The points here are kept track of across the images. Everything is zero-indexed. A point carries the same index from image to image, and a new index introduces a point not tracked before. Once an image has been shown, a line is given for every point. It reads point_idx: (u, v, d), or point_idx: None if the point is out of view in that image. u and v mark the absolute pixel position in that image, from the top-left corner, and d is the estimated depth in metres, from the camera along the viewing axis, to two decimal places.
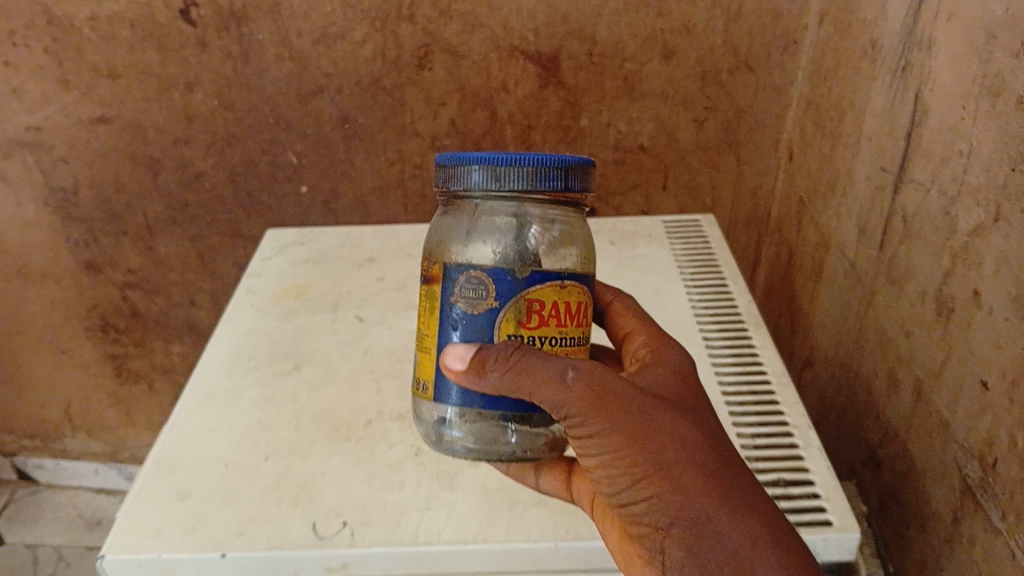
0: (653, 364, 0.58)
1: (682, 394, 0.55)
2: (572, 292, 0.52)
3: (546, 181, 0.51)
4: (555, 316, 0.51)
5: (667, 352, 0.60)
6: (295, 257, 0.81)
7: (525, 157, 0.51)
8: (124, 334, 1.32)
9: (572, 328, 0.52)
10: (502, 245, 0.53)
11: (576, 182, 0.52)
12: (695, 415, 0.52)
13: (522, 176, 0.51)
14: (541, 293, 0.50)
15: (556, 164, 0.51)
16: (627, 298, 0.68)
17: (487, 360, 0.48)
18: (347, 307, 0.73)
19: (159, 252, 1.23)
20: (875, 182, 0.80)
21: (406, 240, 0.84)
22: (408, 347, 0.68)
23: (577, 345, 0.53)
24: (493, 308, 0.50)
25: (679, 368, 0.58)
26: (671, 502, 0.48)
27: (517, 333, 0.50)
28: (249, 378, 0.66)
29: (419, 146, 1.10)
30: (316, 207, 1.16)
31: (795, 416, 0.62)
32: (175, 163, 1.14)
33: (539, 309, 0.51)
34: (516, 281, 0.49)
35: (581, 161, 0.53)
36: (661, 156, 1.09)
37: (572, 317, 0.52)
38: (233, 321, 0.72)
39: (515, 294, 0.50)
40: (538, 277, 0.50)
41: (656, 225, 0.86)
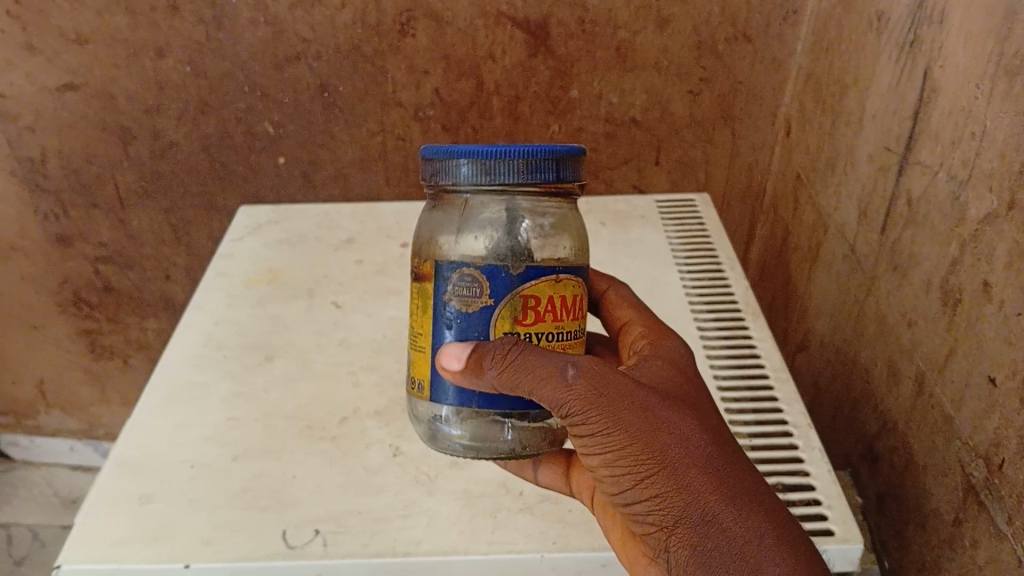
0: (651, 358, 0.55)
1: (681, 387, 0.52)
2: (568, 286, 0.49)
3: (537, 173, 0.49)
4: (551, 312, 0.48)
5: (664, 344, 0.57)
6: (269, 238, 0.77)
7: (516, 149, 0.48)
8: (97, 309, 1.27)
9: (568, 323, 0.50)
10: (493, 239, 0.50)
11: (568, 173, 0.50)
12: (701, 412, 0.50)
13: (512, 169, 0.48)
14: (537, 289, 0.48)
15: (547, 156, 0.48)
16: (622, 287, 0.66)
17: (482, 358, 0.46)
18: (324, 292, 0.70)
19: (132, 224, 1.18)
20: (878, 163, 0.76)
21: (386, 221, 0.80)
22: (387, 336, 0.65)
23: (574, 340, 0.51)
24: (488, 305, 0.48)
25: (676, 360, 0.55)
26: (675, 501, 0.46)
27: (513, 331, 0.48)
28: (219, 371, 0.62)
29: (402, 118, 1.05)
30: (295, 180, 1.11)
31: (795, 416, 0.60)
32: (147, 133, 1.09)
33: (535, 305, 0.48)
34: (511, 278, 0.47)
35: (573, 151, 0.50)
36: (654, 129, 1.05)
37: (568, 312, 0.50)
38: (202, 307, 0.68)
39: (510, 292, 0.47)
40: (534, 272, 0.47)
41: (648, 205, 0.82)
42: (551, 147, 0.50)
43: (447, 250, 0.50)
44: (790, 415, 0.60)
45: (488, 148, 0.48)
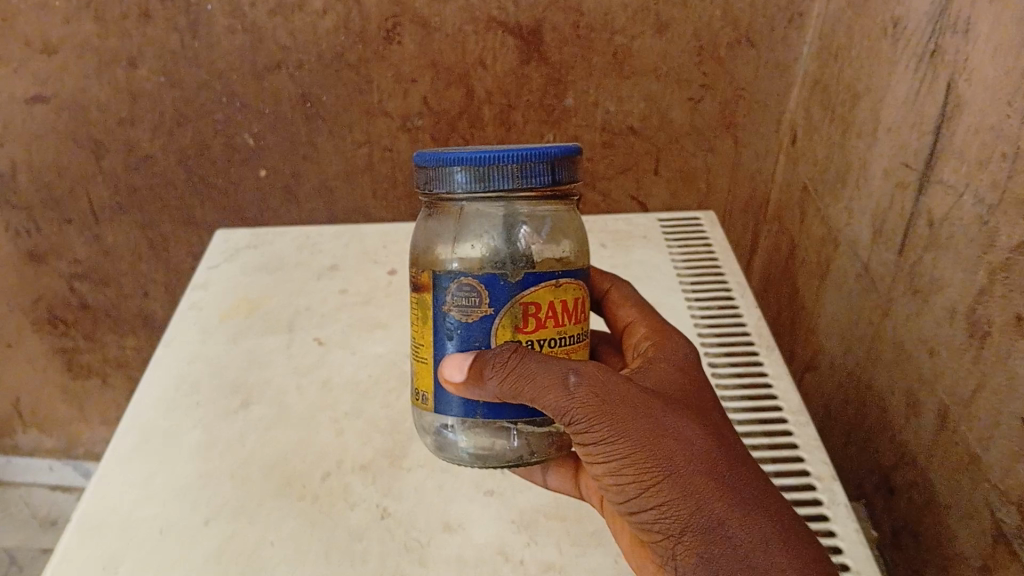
0: (658, 366, 0.51)
1: (692, 394, 0.49)
2: (569, 290, 0.46)
3: (533, 177, 0.45)
4: (553, 318, 0.46)
5: (673, 357, 0.53)
6: (247, 264, 0.72)
7: (509, 154, 0.44)
8: (73, 327, 1.20)
9: (570, 327, 0.47)
10: (490, 246, 0.47)
11: (564, 175, 0.46)
12: (711, 420, 0.47)
13: (505, 175, 0.44)
14: (538, 295, 0.45)
15: (541, 159, 0.45)
16: (625, 286, 0.62)
17: (485, 363, 0.43)
18: (305, 327, 0.65)
19: (107, 240, 1.12)
20: (894, 179, 0.72)
21: (372, 244, 0.75)
22: (373, 376, 0.60)
23: (579, 342, 0.48)
24: (488, 315, 0.45)
25: (681, 367, 0.51)
26: (681, 509, 0.43)
27: (516, 337, 0.45)
28: (190, 418, 0.57)
29: (388, 127, 1.00)
30: (276, 193, 1.06)
31: (817, 466, 0.55)
32: (121, 145, 1.03)
33: (536, 312, 0.45)
34: (511, 286, 0.44)
35: (569, 150, 0.46)
36: (653, 138, 0.99)
37: (570, 316, 0.47)
38: (174, 343, 0.63)
39: (512, 300, 0.44)
40: (534, 278, 0.44)
41: (651, 224, 0.77)
42: (545, 148, 0.46)
43: (445, 258, 0.47)
44: (812, 464, 0.55)
45: (481, 153, 0.44)
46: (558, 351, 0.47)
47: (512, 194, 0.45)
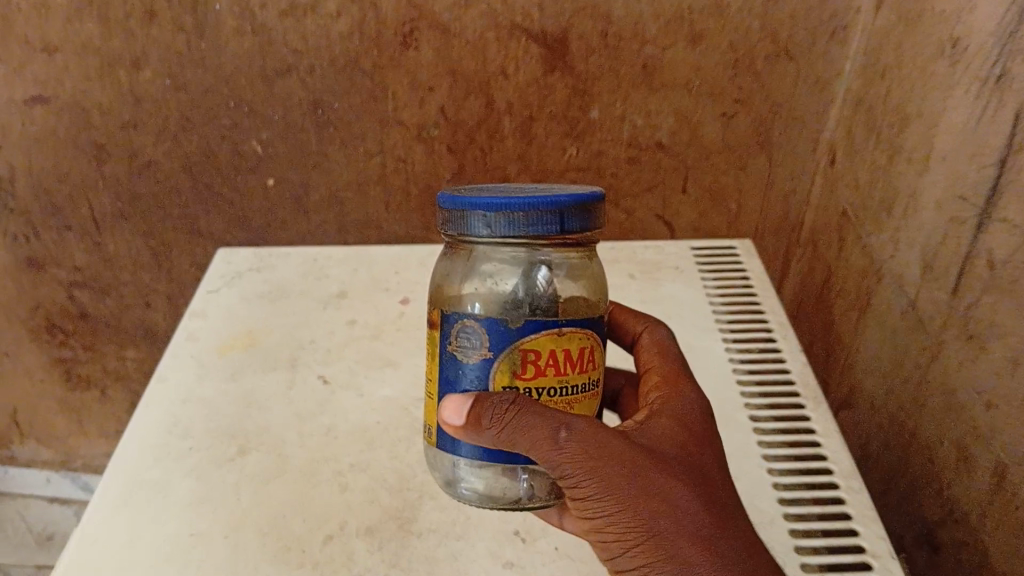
0: (672, 424, 0.45)
1: (691, 449, 0.44)
2: (575, 337, 0.41)
3: (540, 226, 0.41)
4: (554, 368, 0.41)
5: (679, 413, 0.46)
6: (249, 290, 0.68)
7: (514, 202, 0.40)
8: (72, 337, 1.15)
9: (577, 378, 0.42)
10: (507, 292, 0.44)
11: (576, 225, 0.42)
12: (705, 475, 0.43)
13: (511, 223, 0.41)
14: (538, 343, 0.40)
15: (549, 208, 0.41)
16: (659, 326, 0.56)
17: (486, 402, 0.40)
18: (308, 363, 0.60)
19: (108, 249, 1.07)
20: (947, 210, 0.67)
21: (381, 270, 0.71)
22: (381, 424, 0.55)
23: (587, 393, 0.43)
24: (486, 359, 0.41)
25: (681, 420, 0.46)
26: (662, 572, 0.41)
27: (514, 384, 0.41)
28: (182, 465, 0.52)
29: (403, 136, 0.94)
30: (284, 204, 1.00)
31: (871, 542, 0.47)
32: (123, 151, 0.98)
33: (536, 360, 0.41)
34: (510, 332, 0.40)
35: (583, 198, 0.42)
36: (681, 155, 0.93)
37: (576, 365, 0.41)
38: (167, 380, 0.59)
39: (510, 346, 0.40)
40: (535, 327, 0.40)
41: (682, 253, 0.72)
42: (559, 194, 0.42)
43: (464, 296, 0.45)
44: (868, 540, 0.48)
45: (487, 201, 0.41)
46: (561, 403, 0.42)
47: (517, 242, 0.41)
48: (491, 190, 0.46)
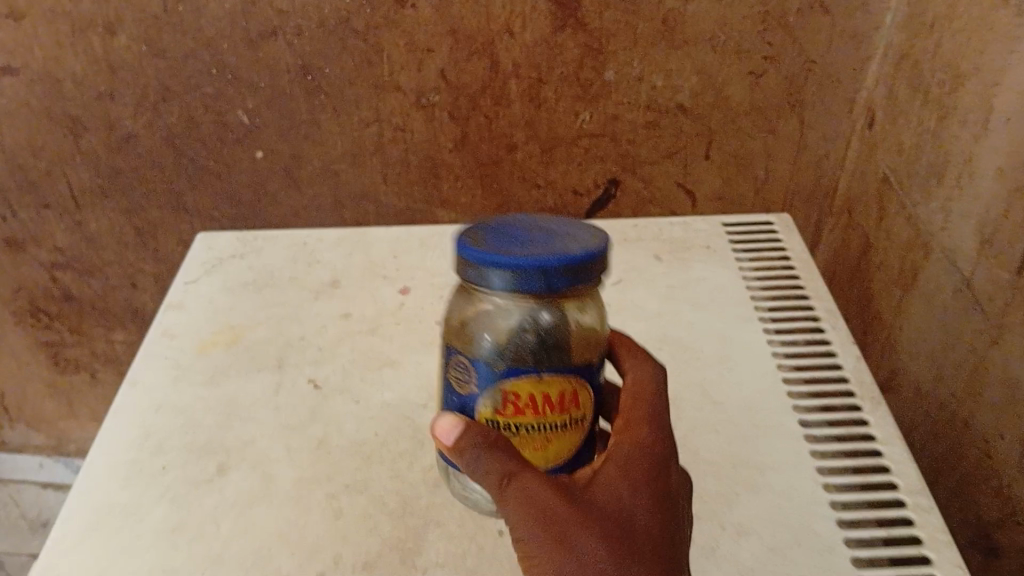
0: (633, 465, 0.38)
1: (631, 500, 0.36)
2: (558, 383, 0.38)
3: (526, 286, 0.36)
4: (532, 408, 0.38)
5: (633, 456, 0.38)
6: (232, 278, 0.61)
7: (499, 259, 0.36)
8: (57, 320, 1.04)
9: (560, 424, 0.38)
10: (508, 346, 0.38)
11: (569, 285, 0.36)
12: (633, 531, 0.36)
13: (496, 278, 0.36)
14: (516, 384, 0.38)
15: (532, 267, 0.35)
16: (650, 362, 0.44)
17: (477, 425, 0.37)
18: (297, 364, 0.53)
19: (90, 228, 0.95)
20: (1014, 184, 0.58)
21: (380, 253, 0.64)
22: (379, 436, 0.48)
23: (567, 430, 0.39)
24: (470, 397, 0.39)
25: (628, 462, 0.38)
26: None
27: (496, 420, 0.38)
28: (156, 488, 0.46)
29: (401, 104, 0.83)
30: (276, 176, 0.89)
31: (947, 571, 0.40)
32: (98, 123, 0.86)
33: (514, 400, 0.38)
34: (491, 371, 0.38)
35: (579, 257, 0.36)
36: (705, 118, 0.82)
37: (559, 412, 0.38)
38: (140, 384, 0.52)
39: (491, 386, 0.38)
40: (513, 371, 0.37)
41: (715, 234, 0.66)
42: (556, 251, 0.36)
43: (479, 318, 0.39)
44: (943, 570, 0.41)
45: (476, 251, 0.37)
46: (540, 441, 0.39)
47: (507, 297, 0.37)
48: (515, 227, 0.41)
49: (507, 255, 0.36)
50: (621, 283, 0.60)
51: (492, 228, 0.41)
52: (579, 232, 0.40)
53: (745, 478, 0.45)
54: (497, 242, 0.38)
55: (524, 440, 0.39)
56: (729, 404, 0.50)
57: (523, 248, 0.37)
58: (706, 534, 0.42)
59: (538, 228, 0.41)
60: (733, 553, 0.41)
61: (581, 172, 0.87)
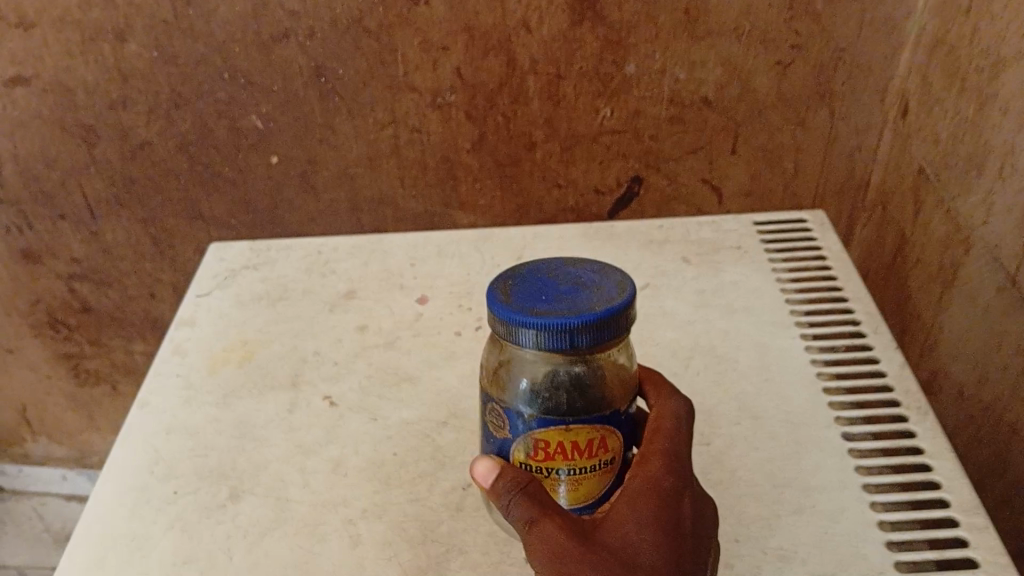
0: (645, 501, 0.37)
1: (633, 536, 0.35)
2: (586, 434, 0.37)
3: (547, 345, 0.35)
4: (562, 455, 0.37)
5: (641, 491, 0.37)
6: (245, 291, 0.59)
7: (520, 319, 0.35)
8: (77, 331, 1.02)
9: (590, 470, 0.37)
10: (536, 397, 0.37)
11: (592, 345, 0.35)
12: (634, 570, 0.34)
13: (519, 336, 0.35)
14: (546, 433, 0.36)
15: (553, 329, 0.34)
16: (675, 397, 0.42)
17: (513, 467, 0.37)
18: (312, 380, 0.51)
19: (106, 238, 0.93)
20: None
21: (397, 263, 0.62)
22: (398, 456, 0.46)
23: (598, 473, 0.38)
24: (506, 440, 0.38)
25: (639, 498, 0.37)
26: None
27: (528, 463, 0.37)
28: (167, 515, 0.44)
29: (416, 105, 0.80)
30: (290, 182, 0.86)
31: None
32: (112, 132, 0.84)
33: (543, 447, 0.37)
34: (521, 419, 0.37)
35: (601, 316, 0.34)
36: (730, 111, 0.79)
37: (588, 459, 0.37)
38: (151, 405, 0.50)
39: (522, 432, 0.37)
40: (542, 421, 0.36)
41: (746, 234, 0.64)
42: (579, 308, 0.35)
43: (517, 358, 0.37)
44: None
45: (502, 308, 0.36)
46: (571, 485, 0.38)
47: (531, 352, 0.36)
48: (552, 267, 0.40)
49: (529, 314, 0.35)
50: (648, 288, 0.58)
51: (524, 271, 0.40)
52: (614, 276, 0.38)
53: (786, 498, 0.43)
54: (526, 292, 0.37)
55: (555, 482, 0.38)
56: (766, 417, 0.47)
57: (549, 303, 0.36)
58: (747, 561, 0.40)
59: (574, 270, 0.39)
60: None
61: (603, 172, 0.84)
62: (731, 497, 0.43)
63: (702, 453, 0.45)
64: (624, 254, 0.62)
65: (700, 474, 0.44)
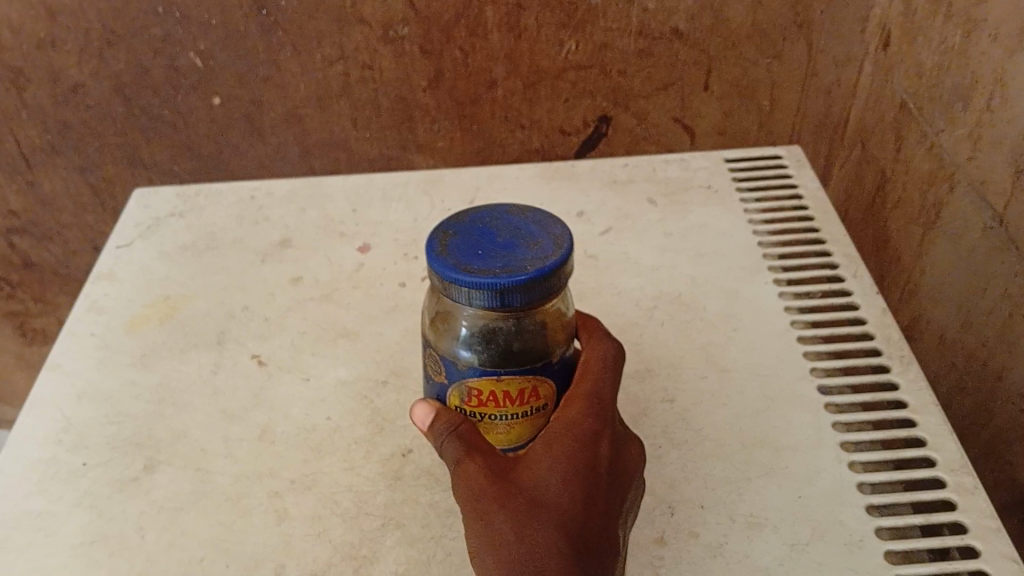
0: (559, 437, 0.34)
1: (546, 482, 0.33)
2: (521, 382, 0.33)
3: (479, 302, 0.30)
4: (494, 403, 0.33)
5: (557, 435, 0.34)
6: (169, 242, 0.54)
7: (452, 277, 0.30)
8: (22, 288, 0.90)
9: (524, 415, 0.34)
10: (471, 350, 0.32)
11: (524, 304, 0.31)
12: (545, 514, 0.32)
13: (451, 292, 0.31)
14: (480, 382, 0.33)
15: (483, 289, 0.30)
16: (606, 339, 0.38)
17: (452, 412, 0.34)
18: (239, 339, 0.46)
19: (45, 188, 0.81)
20: None
21: (340, 209, 0.56)
22: (332, 421, 0.42)
23: (533, 418, 0.34)
24: (441, 384, 0.34)
25: (555, 437, 0.34)
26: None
27: (462, 408, 0.34)
28: (75, 492, 0.39)
29: (368, 38, 0.71)
30: (236, 125, 0.76)
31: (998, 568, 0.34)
32: (41, 71, 0.72)
33: (476, 395, 0.33)
34: (455, 367, 0.33)
35: (533, 277, 0.30)
36: (704, 44, 0.72)
37: (522, 405, 0.33)
38: (62, 368, 0.45)
39: (455, 378, 0.33)
40: (476, 370, 0.32)
41: (716, 173, 0.59)
42: (513, 266, 0.31)
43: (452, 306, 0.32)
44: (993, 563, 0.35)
45: (433, 259, 0.31)
46: (505, 429, 0.34)
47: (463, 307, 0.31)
48: (494, 209, 0.35)
49: (459, 271, 0.31)
50: (610, 233, 0.53)
51: (465, 217, 0.35)
52: (557, 224, 0.34)
53: (758, 459, 0.39)
54: (462, 239, 0.33)
55: (490, 428, 0.34)
56: (733, 370, 0.43)
57: (482, 257, 0.31)
58: (711, 530, 0.36)
59: (517, 215, 0.35)
60: (744, 554, 0.35)
61: (568, 110, 0.76)
62: (694, 458, 0.39)
63: (666, 410, 0.42)
64: (585, 197, 0.57)
65: (663, 433, 0.40)
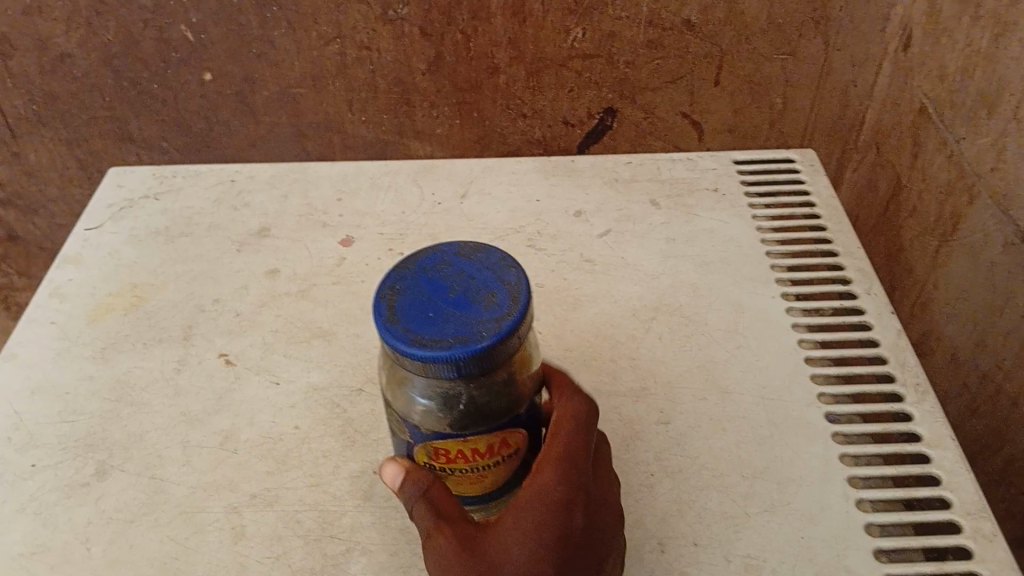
0: (529, 505, 0.31)
1: (515, 554, 0.30)
2: (489, 438, 0.30)
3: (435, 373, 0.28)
4: (463, 459, 0.31)
5: (524, 505, 0.31)
6: (143, 226, 0.51)
7: (404, 350, 0.27)
8: (4, 262, 0.86)
9: (494, 468, 0.32)
10: (431, 413, 0.29)
11: (484, 369, 0.28)
12: None
13: (405, 362, 0.28)
14: (444, 443, 0.30)
15: (439, 362, 0.27)
16: (578, 391, 0.35)
17: (422, 470, 0.32)
18: (207, 335, 0.43)
19: (29, 160, 0.77)
20: None
21: (323, 198, 0.53)
22: (300, 432, 0.39)
23: (504, 466, 0.32)
24: (406, 442, 0.31)
25: (527, 506, 0.31)
26: None
27: (431, 464, 0.31)
28: (20, 499, 0.36)
29: (364, 16, 0.67)
30: (227, 103, 0.72)
31: None
32: (26, 39, 0.68)
33: (443, 453, 0.31)
34: (417, 430, 0.30)
35: (490, 343, 0.27)
36: (719, 37, 0.68)
37: (491, 459, 0.31)
38: (18, 359, 0.42)
39: (420, 439, 0.31)
40: (442, 433, 0.30)
41: (725, 175, 0.56)
42: (468, 333, 0.28)
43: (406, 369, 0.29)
44: None
45: (380, 327, 0.28)
46: (476, 481, 0.32)
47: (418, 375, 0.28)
48: (442, 252, 0.32)
49: (410, 341, 0.28)
50: (609, 237, 0.50)
51: (411, 265, 0.31)
52: (512, 269, 0.31)
53: (758, 493, 0.36)
54: (410, 297, 0.30)
55: (460, 480, 0.32)
56: (736, 393, 0.40)
57: (433, 321, 0.28)
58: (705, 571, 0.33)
59: (467, 258, 0.31)
60: None
61: (572, 101, 0.72)
62: (688, 490, 0.36)
63: (660, 434, 0.39)
64: (584, 195, 0.54)
65: (657, 460, 0.38)
